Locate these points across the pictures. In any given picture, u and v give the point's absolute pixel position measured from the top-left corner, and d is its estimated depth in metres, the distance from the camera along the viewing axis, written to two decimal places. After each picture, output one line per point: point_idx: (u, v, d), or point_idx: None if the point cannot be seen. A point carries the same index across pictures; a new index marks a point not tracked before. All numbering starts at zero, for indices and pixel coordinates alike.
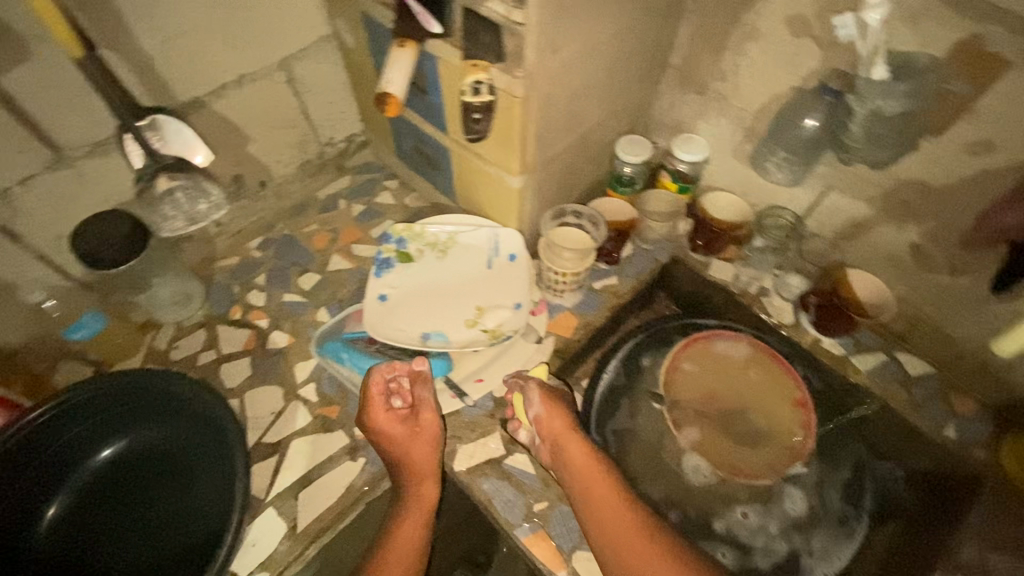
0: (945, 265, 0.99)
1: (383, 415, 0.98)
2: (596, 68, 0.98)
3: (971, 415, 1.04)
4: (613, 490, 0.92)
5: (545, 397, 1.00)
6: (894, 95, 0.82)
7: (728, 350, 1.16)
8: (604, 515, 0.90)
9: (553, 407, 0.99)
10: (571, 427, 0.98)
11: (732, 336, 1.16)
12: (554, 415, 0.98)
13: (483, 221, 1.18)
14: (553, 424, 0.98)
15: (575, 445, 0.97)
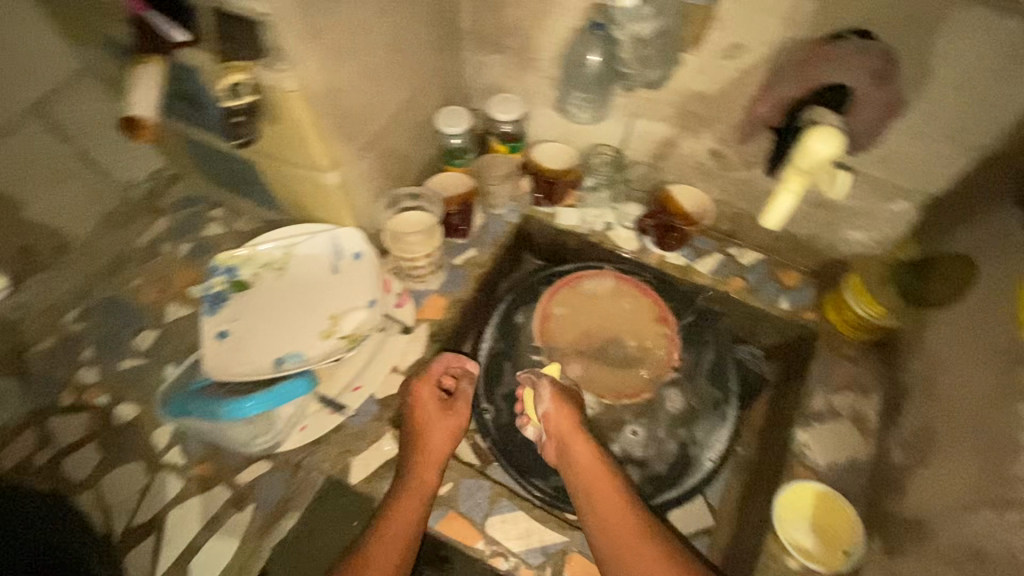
0: (739, 161, 1.10)
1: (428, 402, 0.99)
2: (376, 46, 0.95)
3: (796, 285, 1.19)
4: (612, 482, 0.93)
5: (556, 394, 1.02)
6: (646, 18, 0.87)
7: (598, 287, 1.21)
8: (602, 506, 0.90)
9: (563, 405, 1.01)
10: (579, 426, 0.99)
11: (597, 274, 1.22)
12: (563, 413, 1.00)
13: (318, 225, 1.10)
14: (562, 421, 0.99)
15: (580, 442, 0.97)
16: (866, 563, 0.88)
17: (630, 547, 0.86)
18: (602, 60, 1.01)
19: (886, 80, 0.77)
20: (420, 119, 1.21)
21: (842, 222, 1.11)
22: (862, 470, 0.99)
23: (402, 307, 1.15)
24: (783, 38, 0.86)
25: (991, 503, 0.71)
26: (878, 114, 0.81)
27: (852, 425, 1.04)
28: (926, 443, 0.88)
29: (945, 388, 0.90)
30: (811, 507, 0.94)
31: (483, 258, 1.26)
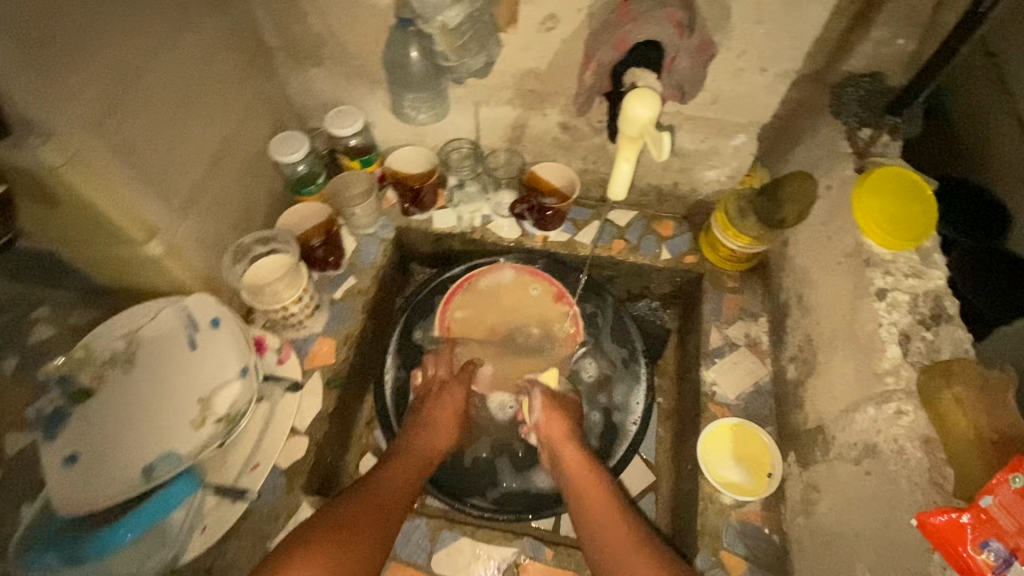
0: (589, 128, 1.10)
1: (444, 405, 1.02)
2: (162, 89, 0.84)
3: (674, 232, 1.23)
4: (599, 480, 0.90)
5: (546, 404, 1.01)
6: (449, 7, 0.81)
7: (495, 282, 1.18)
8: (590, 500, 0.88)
9: (553, 412, 1.00)
10: (569, 432, 0.98)
11: (494, 269, 1.18)
12: (553, 419, 0.99)
13: (159, 301, 0.96)
14: (553, 426, 0.99)
15: (570, 448, 0.96)
16: (788, 479, 0.92)
17: (608, 535, 0.82)
18: (421, 56, 0.99)
19: (689, 32, 0.79)
20: (251, 154, 1.09)
21: (697, 164, 1.13)
22: (766, 392, 1.03)
23: (286, 362, 1.04)
24: (590, 1, 0.86)
25: (872, 399, 0.76)
26: (693, 60, 0.83)
27: (750, 352, 1.07)
28: (809, 355, 0.93)
29: (814, 299, 0.95)
30: (730, 440, 0.97)
31: (364, 284, 1.17)
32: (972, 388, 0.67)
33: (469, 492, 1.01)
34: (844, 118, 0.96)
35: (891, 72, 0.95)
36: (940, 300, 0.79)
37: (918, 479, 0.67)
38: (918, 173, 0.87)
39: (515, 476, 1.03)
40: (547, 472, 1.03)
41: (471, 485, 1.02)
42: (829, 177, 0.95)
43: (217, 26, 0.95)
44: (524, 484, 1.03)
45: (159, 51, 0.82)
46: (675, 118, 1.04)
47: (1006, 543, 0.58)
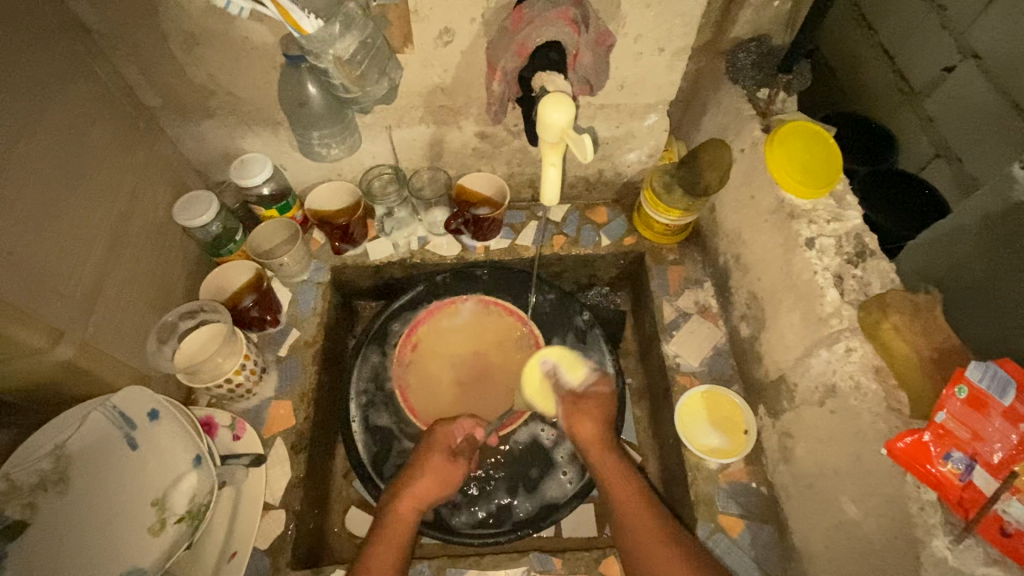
0: (507, 133, 1.10)
1: (439, 454, 0.91)
2: (33, 176, 0.75)
3: (608, 217, 1.25)
4: (632, 484, 0.87)
5: (570, 408, 0.94)
6: (338, 37, 0.77)
7: (449, 319, 1.11)
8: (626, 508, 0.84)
9: (578, 412, 0.93)
10: (602, 435, 0.91)
11: (446, 311, 1.11)
12: (584, 419, 0.92)
13: (82, 408, 0.85)
14: (584, 426, 0.92)
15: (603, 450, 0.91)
16: (763, 431, 0.96)
17: (653, 554, 0.79)
18: (322, 91, 0.92)
19: (585, 26, 0.80)
20: (154, 223, 1.00)
21: (617, 150, 1.15)
22: (725, 352, 1.07)
23: (242, 437, 0.97)
24: (482, 10, 0.85)
25: (821, 342, 0.80)
26: (593, 53, 0.84)
27: (703, 319, 1.11)
28: (757, 311, 0.97)
29: (751, 257, 0.99)
30: (704, 407, 1.00)
31: (310, 335, 1.11)
32: (905, 313, 0.72)
33: (485, 526, 0.96)
34: (742, 84, 1.00)
35: (774, 32, 1.01)
36: (861, 237, 0.84)
37: (877, 408, 0.71)
38: (818, 123, 0.93)
39: (528, 497, 0.98)
40: (557, 481, 1.00)
41: (480, 519, 0.97)
42: (740, 140, 1.00)
43: (85, 96, 0.86)
44: (536, 497, 0.99)
45: (21, 135, 0.74)
46: (587, 109, 1.05)
47: (966, 451, 0.63)
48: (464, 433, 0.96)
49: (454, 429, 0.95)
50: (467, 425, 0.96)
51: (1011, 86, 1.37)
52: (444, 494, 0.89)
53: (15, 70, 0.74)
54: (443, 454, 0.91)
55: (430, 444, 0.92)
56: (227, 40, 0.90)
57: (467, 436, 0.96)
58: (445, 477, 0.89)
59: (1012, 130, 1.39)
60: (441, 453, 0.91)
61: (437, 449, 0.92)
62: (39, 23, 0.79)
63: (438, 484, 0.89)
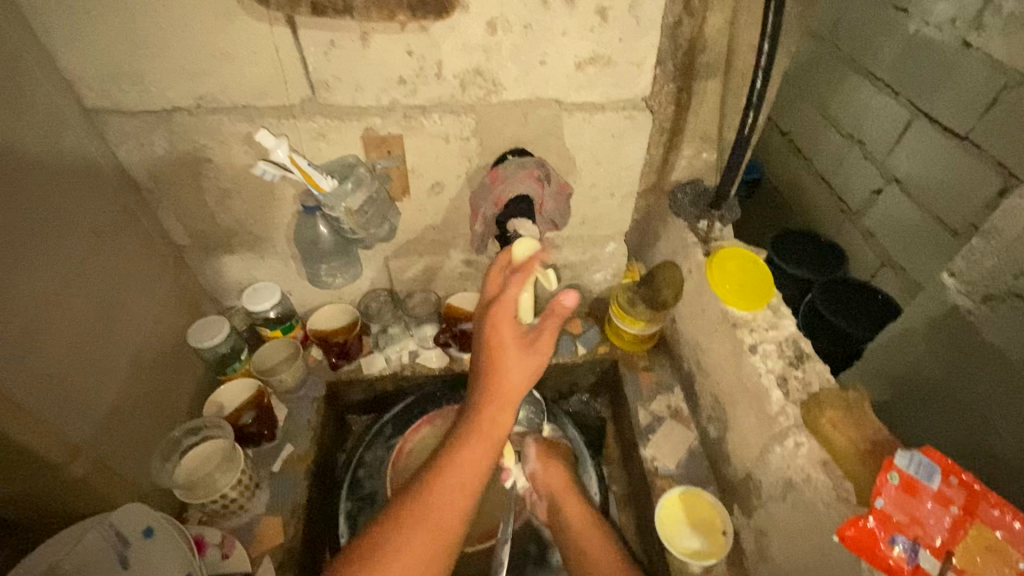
0: (489, 259, 1.27)
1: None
2: (79, 308, 0.87)
3: (582, 329, 1.38)
4: (595, 525, 0.99)
5: (542, 455, 1.09)
6: (349, 192, 0.96)
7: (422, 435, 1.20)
8: (587, 543, 0.95)
9: (548, 462, 1.08)
10: (566, 480, 1.05)
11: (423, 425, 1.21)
12: (550, 469, 1.06)
13: (76, 529, 0.86)
14: (549, 472, 1.06)
15: (569, 494, 1.03)
16: (740, 530, 0.99)
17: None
18: (332, 232, 1.09)
19: (547, 182, 1.00)
20: (170, 346, 1.10)
21: (586, 271, 1.32)
22: (699, 453, 1.14)
23: (230, 556, 0.98)
24: (467, 167, 1.05)
25: (775, 438, 0.89)
26: (555, 200, 1.04)
27: (676, 422, 1.19)
28: (721, 411, 1.07)
29: (709, 363, 1.10)
30: (683, 508, 1.04)
31: (304, 450, 1.16)
32: (838, 408, 0.85)
33: None
34: (685, 217, 1.20)
35: (706, 177, 1.23)
36: (797, 343, 0.97)
37: (829, 497, 0.78)
38: (750, 249, 1.11)
39: None
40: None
41: None
42: (688, 262, 1.16)
43: (130, 240, 1.02)
44: None
45: (75, 275, 0.87)
46: (557, 239, 1.23)
47: (908, 535, 0.69)
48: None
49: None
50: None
51: (926, 203, 1.76)
52: None
53: (79, 223, 0.89)
54: None
55: None
56: (255, 193, 1.08)
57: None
58: None
59: (941, 241, 1.72)
60: None
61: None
62: (105, 185, 0.96)
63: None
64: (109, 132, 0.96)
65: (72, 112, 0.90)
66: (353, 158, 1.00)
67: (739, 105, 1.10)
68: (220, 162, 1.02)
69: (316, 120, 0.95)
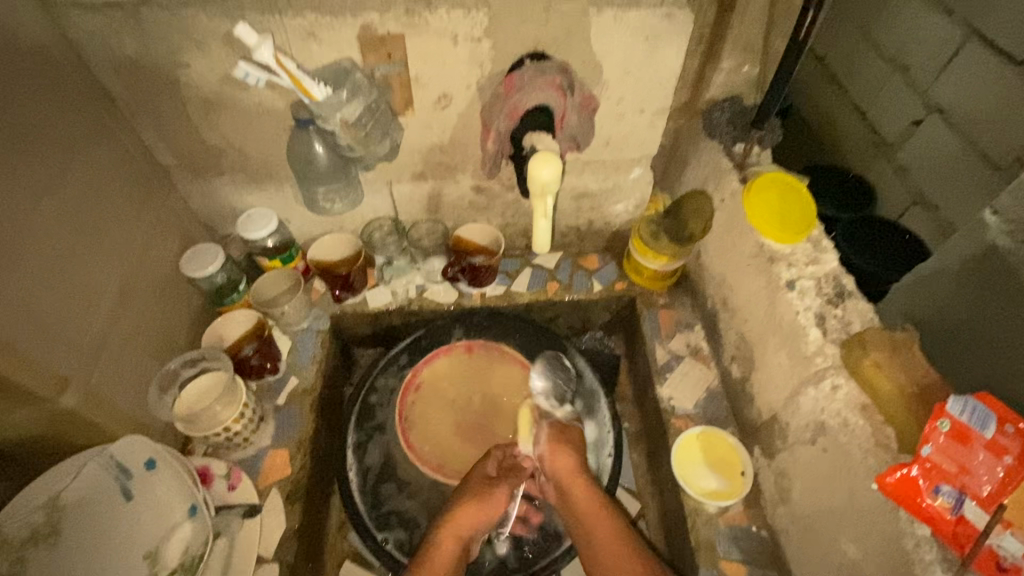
0: (501, 186, 1.17)
1: (481, 480, 0.95)
2: (53, 230, 0.79)
3: (599, 263, 1.29)
4: (607, 518, 0.90)
5: (553, 437, 0.97)
6: (344, 103, 0.86)
7: (435, 368, 1.13)
8: (601, 541, 0.88)
9: (559, 447, 0.96)
10: (578, 468, 0.94)
11: (434, 358, 1.13)
12: (563, 454, 0.95)
13: (77, 458, 0.84)
14: (560, 459, 0.95)
15: (581, 485, 0.93)
16: (760, 472, 0.96)
17: None
18: (328, 150, 0.98)
19: (570, 92, 0.90)
20: (162, 275, 1.04)
21: (606, 200, 1.22)
22: (718, 394, 1.08)
23: (236, 488, 0.96)
24: (477, 77, 0.93)
25: (808, 380, 0.83)
26: (579, 115, 0.95)
27: (695, 361, 1.13)
28: (747, 351, 1.00)
29: (737, 300, 1.03)
30: (701, 449, 1.00)
31: (308, 383, 1.12)
32: (884, 351, 0.77)
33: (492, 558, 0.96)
34: (720, 139, 1.08)
35: (746, 94, 1.09)
36: (839, 279, 0.89)
37: (866, 444, 0.73)
38: (792, 174, 0.99)
39: (535, 524, 0.99)
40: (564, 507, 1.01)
41: (493, 552, 0.96)
42: (720, 191, 1.06)
43: (107, 158, 0.93)
44: (546, 528, 0.99)
45: (45, 193, 0.79)
46: (576, 164, 1.13)
47: (954, 484, 0.65)
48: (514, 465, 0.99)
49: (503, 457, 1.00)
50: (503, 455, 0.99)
51: (969, 132, 1.40)
52: (487, 520, 0.91)
53: (44, 135, 0.80)
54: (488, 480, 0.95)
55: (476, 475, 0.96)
56: (241, 105, 0.97)
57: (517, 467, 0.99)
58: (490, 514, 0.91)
59: (980, 174, 1.39)
60: (481, 481, 0.95)
61: (479, 476, 0.96)
62: (71, 93, 0.86)
63: (480, 512, 0.91)
64: (70, 29, 0.85)
65: (21, 1, 0.78)
66: (348, 63, 0.88)
67: (792, 5, 0.95)
68: (199, 68, 0.91)
69: (305, 15, 0.82)
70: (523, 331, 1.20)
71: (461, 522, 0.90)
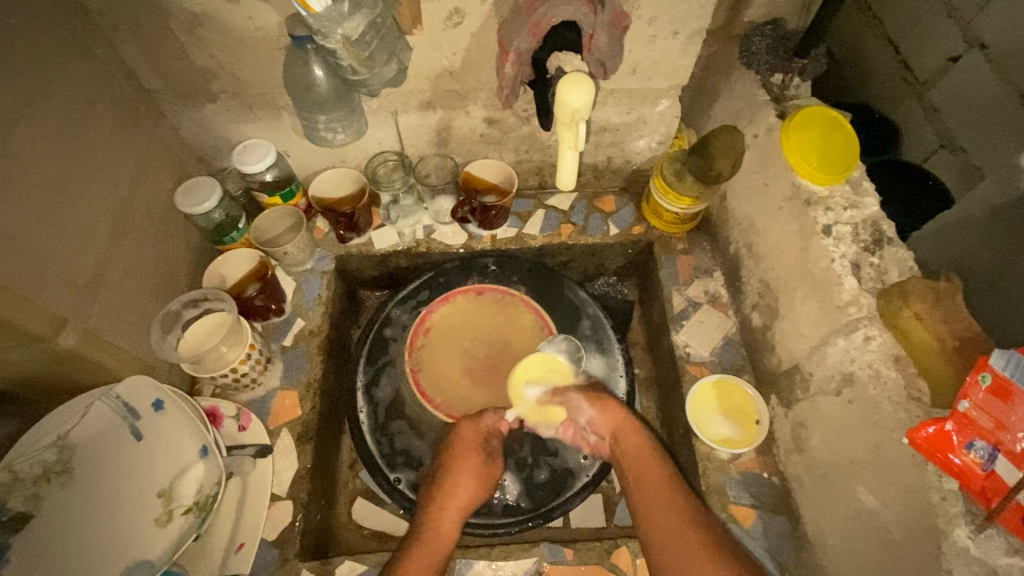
0: (516, 118, 1.09)
1: (472, 453, 0.91)
2: (33, 156, 0.73)
3: (616, 205, 1.23)
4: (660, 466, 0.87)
5: (590, 399, 0.95)
6: (346, 16, 0.75)
7: (447, 311, 1.09)
8: (648, 486, 0.85)
9: (603, 404, 0.94)
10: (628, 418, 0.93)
11: (444, 301, 1.09)
12: (607, 409, 0.94)
13: (84, 398, 0.82)
14: (608, 412, 0.93)
15: (631, 433, 0.92)
16: (775, 421, 0.95)
17: (674, 537, 0.79)
18: (329, 73, 0.90)
19: (601, 6, 0.81)
20: (157, 210, 0.98)
21: (627, 135, 1.14)
22: (736, 342, 1.05)
23: (247, 428, 0.96)
24: None
25: (839, 330, 0.80)
26: (609, 35, 0.83)
27: (714, 308, 1.09)
28: (770, 300, 0.96)
29: (764, 246, 0.97)
30: (716, 397, 0.99)
31: (315, 325, 1.09)
32: (926, 302, 0.73)
33: (503, 497, 0.97)
34: (756, 69, 0.99)
35: (788, 16, 0.99)
36: (878, 225, 0.83)
37: (898, 397, 0.71)
38: (834, 109, 0.92)
39: (546, 466, 0.99)
40: (576, 448, 1.01)
41: (504, 492, 0.97)
42: (754, 126, 0.98)
43: (87, 78, 0.84)
44: (557, 470, 0.99)
45: (21, 115, 0.71)
46: (599, 93, 1.05)
47: (989, 440, 0.62)
48: (491, 429, 0.95)
49: (483, 427, 0.94)
50: (491, 420, 0.95)
51: (1017, 73, 1.15)
52: (482, 492, 0.89)
53: (11, 47, 0.71)
54: (477, 452, 0.91)
55: (464, 448, 0.91)
56: (230, 19, 0.87)
57: (493, 430, 0.95)
58: (473, 486, 0.88)
59: (1018, 117, 1.16)
60: (474, 456, 0.91)
61: (471, 450, 0.91)
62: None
63: (477, 487, 0.89)
64: None
65: None
66: None
67: None
68: None
69: None
70: (535, 275, 1.16)
71: (461, 501, 0.87)
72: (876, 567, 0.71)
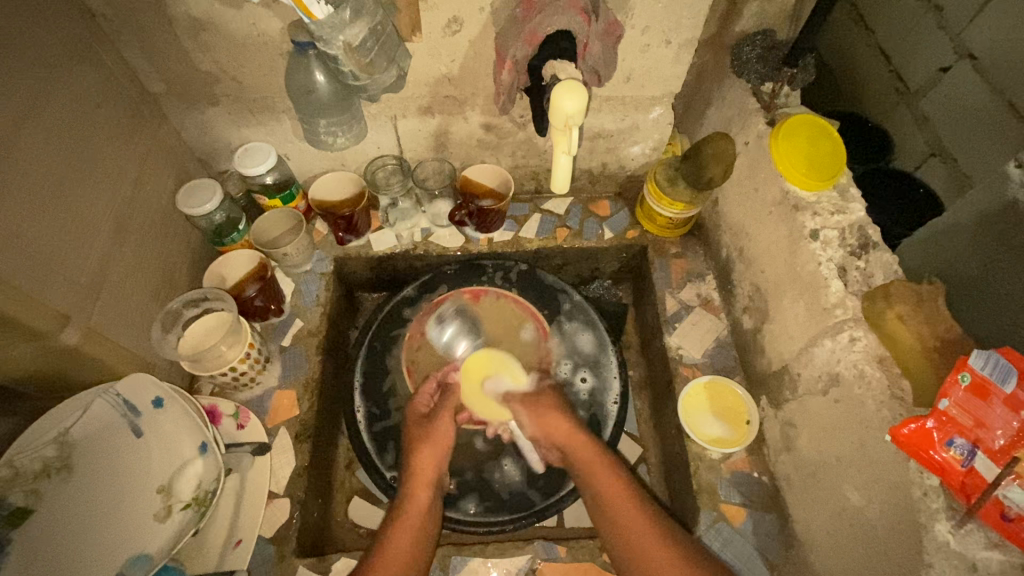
0: (512, 124, 1.11)
1: (413, 426, 0.95)
2: (37, 156, 0.74)
3: (609, 209, 1.25)
4: (619, 478, 0.87)
5: (533, 414, 0.95)
6: (348, 24, 0.77)
7: (444, 314, 1.10)
8: (604, 494, 0.85)
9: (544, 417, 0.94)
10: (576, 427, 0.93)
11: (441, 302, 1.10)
12: (547, 422, 0.94)
13: (84, 395, 0.84)
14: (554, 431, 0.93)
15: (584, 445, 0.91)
16: (766, 421, 0.96)
17: (636, 545, 0.79)
18: (330, 78, 0.92)
19: (595, 16, 0.83)
20: (159, 210, 1.00)
21: (622, 141, 1.17)
22: (727, 344, 1.07)
23: (246, 426, 0.97)
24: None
25: (826, 331, 0.82)
26: (602, 43, 0.88)
27: (706, 311, 1.11)
28: (761, 303, 0.98)
29: (754, 249, 1.00)
30: (706, 397, 1.00)
31: (313, 325, 1.10)
32: (909, 303, 0.74)
33: (500, 492, 0.99)
34: (748, 78, 1.01)
35: (779, 27, 1.02)
36: (864, 230, 0.85)
37: (882, 396, 0.73)
38: (822, 117, 0.95)
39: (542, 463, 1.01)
40: None
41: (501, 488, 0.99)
42: (745, 133, 1.01)
43: (91, 81, 0.86)
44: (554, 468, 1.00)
45: (27, 116, 0.73)
46: (594, 101, 1.07)
47: (968, 438, 0.63)
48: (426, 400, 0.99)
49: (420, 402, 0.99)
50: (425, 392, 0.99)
51: (1004, 83, 1.18)
52: (442, 450, 0.92)
53: (17, 50, 0.73)
54: (418, 423, 0.95)
55: (407, 426, 0.96)
56: (233, 25, 0.89)
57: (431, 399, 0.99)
58: (434, 454, 0.91)
59: (1004, 127, 1.19)
60: (415, 426, 0.95)
61: (410, 424, 0.96)
62: (45, 3, 0.79)
63: (435, 450, 0.92)
64: None
65: None
66: None
67: None
68: None
69: None
70: (531, 276, 1.17)
71: (423, 471, 0.90)
72: (863, 562, 0.73)
